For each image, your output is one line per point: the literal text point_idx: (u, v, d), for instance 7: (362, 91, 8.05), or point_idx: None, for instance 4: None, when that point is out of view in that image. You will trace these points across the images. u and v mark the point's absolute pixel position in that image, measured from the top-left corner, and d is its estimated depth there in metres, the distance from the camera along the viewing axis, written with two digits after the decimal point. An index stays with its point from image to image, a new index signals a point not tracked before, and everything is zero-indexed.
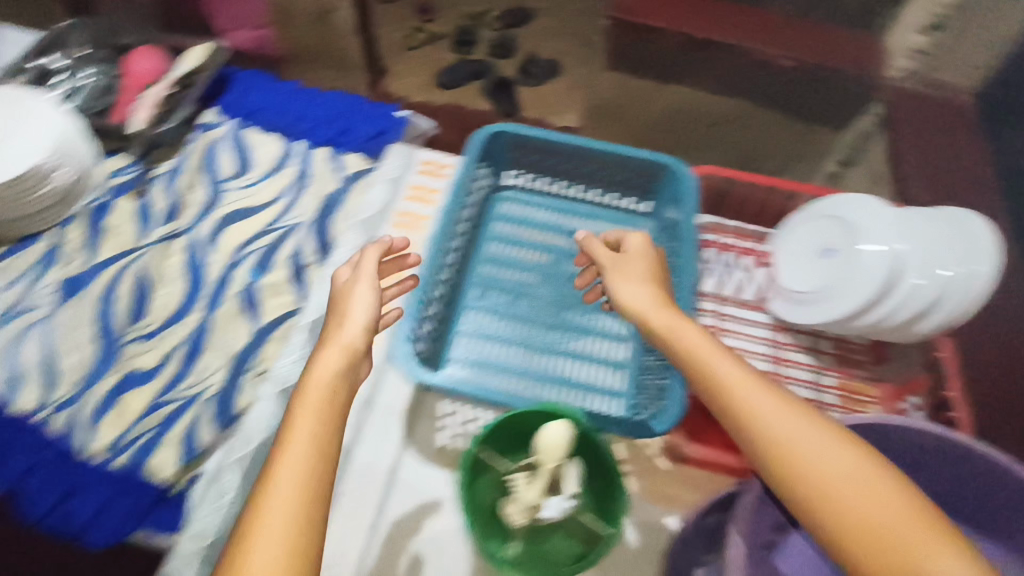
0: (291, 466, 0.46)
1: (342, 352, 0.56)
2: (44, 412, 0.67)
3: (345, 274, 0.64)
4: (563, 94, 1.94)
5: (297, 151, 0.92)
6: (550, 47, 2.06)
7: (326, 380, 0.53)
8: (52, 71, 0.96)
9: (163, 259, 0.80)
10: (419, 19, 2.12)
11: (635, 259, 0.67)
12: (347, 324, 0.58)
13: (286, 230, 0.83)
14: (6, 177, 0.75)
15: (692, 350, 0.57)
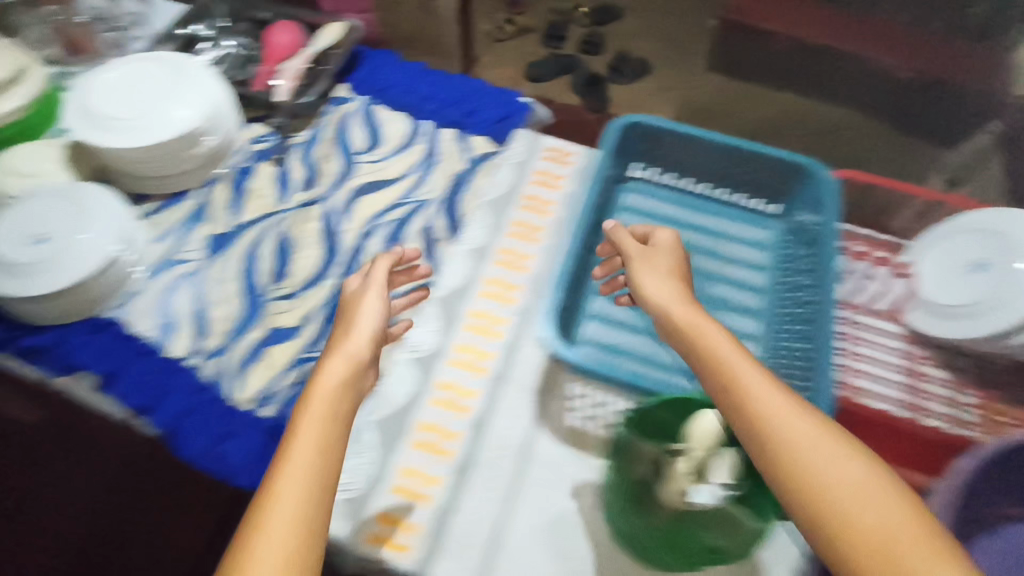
0: (293, 476, 0.48)
1: (348, 362, 0.57)
2: (196, 359, 0.71)
3: (355, 283, 0.65)
4: (651, 95, 1.92)
5: (425, 131, 0.94)
6: (638, 48, 2.03)
7: (334, 387, 0.54)
8: (197, 38, 1.01)
9: (302, 224, 0.83)
10: (508, 11, 2.12)
11: (656, 265, 0.65)
12: (354, 334, 0.60)
13: (416, 206, 0.85)
14: (162, 136, 0.79)
15: (712, 353, 0.55)
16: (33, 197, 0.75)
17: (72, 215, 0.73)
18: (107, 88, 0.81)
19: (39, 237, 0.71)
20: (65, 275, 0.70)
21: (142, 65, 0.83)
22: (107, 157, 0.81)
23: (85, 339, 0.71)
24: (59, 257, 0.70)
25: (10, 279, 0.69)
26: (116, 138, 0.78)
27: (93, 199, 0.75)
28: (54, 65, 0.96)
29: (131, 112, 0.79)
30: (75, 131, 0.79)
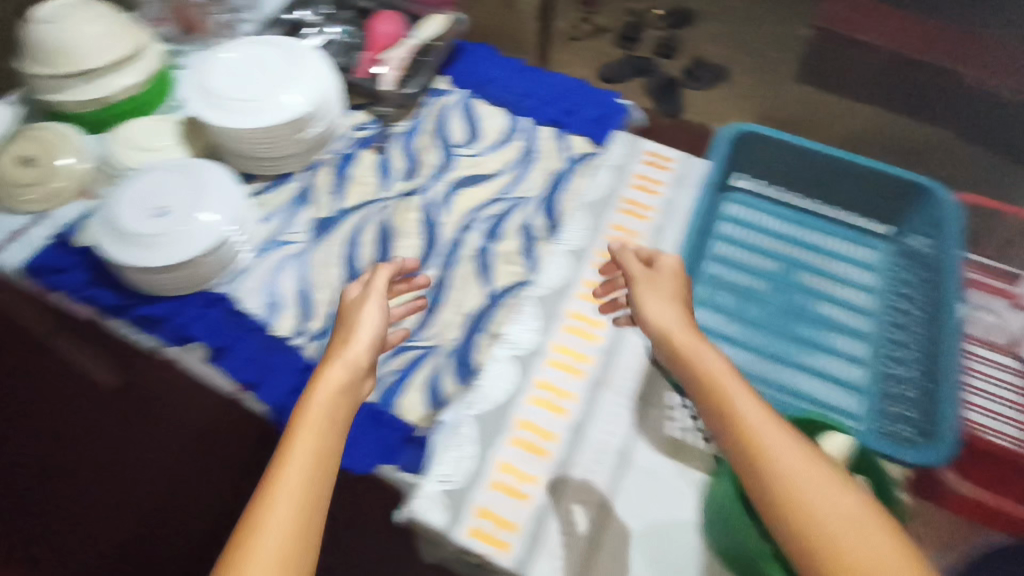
0: (292, 476, 0.50)
1: (347, 368, 0.58)
2: (302, 339, 0.73)
3: (355, 290, 0.66)
4: (730, 103, 1.78)
5: (524, 127, 0.94)
6: (715, 52, 1.94)
7: (334, 395, 0.56)
8: (303, 24, 1.03)
9: (403, 213, 0.83)
10: (581, 9, 2.07)
11: (662, 287, 0.63)
12: (354, 340, 0.60)
13: (515, 203, 0.85)
14: (277, 121, 0.81)
15: (715, 382, 0.53)
16: (156, 170, 0.78)
17: (190, 190, 0.76)
18: (225, 69, 0.83)
19: (160, 211, 0.73)
20: (183, 250, 0.72)
21: (259, 49, 0.85)
22: (221, 136, 0.83)
23: (197, 313, 0.73)
24: (178, 231, 0.72)
25: (134, 249, 0.72)
26: (232, 119, 0.80)
27: (210, 177, 0.77)
28: (168, 43, 0.99)
29: (248, 94, 0.81)
30: (193, 108, 0.82)
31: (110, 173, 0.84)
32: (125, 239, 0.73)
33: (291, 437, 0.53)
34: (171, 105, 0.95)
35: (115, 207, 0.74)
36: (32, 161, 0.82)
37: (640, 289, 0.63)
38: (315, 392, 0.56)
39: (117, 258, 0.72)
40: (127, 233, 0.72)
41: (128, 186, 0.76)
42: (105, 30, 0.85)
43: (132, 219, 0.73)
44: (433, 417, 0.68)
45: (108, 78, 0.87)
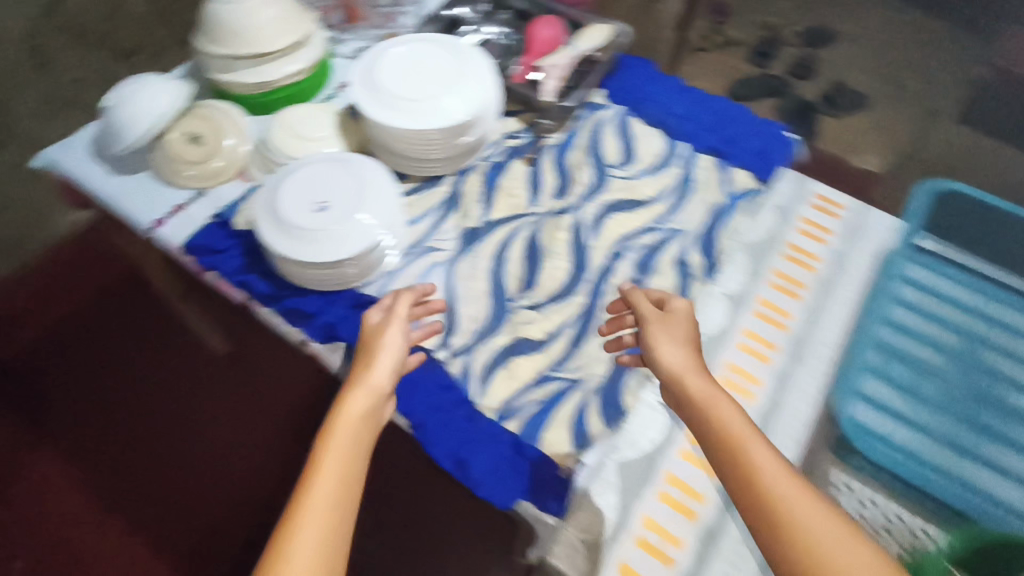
0: (319, 492, 0.52)
1: (368, 393, 0.59)
2: (443, 352, 0.71)
3: (377, 317, 0.65)
4: (867, 133, 1.68)
5: (681, 152, 0.89)
6: (853, 78, 1.80)
7: (354, 417, 0.57)
8: (460, 21, 1.01)
9: (553, 232, 0.80)
10: (710, 18, 1.93)
11: (672, 329, 0.62)
12: (376, 367, 0.61)
13: (669, 235, 0.80)
14: (437, 125, 0.78)
15: (729, 431, 0.53)
16: (314, 160, 0.77)
17: (349, 186, 0.75)
18: (393, 65, 0.82)
19: (320, 205, 0.73)
20: (337, 249, 0.71)
21: (427, 48, 0.83)
22: (378, 130, 0.82)
23: (346, 314, 0.74)
24: (335, 227, 0.72)
25: (291, 240, 0.72)
26: (395, 117, 0.79)
27: (367, 173, 0.76)
28: (329, 31, 1.00)
29: (413, 94, 0.79)
30: (357, 101, 0.81)
31: (268, 158, 0.84)
32: (283, 229, 0.72)
33: (316, 462, 0.54)
34: (328, 92, 0.95)
35: (276, 194, 0.74)
36: (198, 138, 0.83)
37: (652, 333, 0.62)
38: (338, 420, 0.57)
39: (273, 247, 0.72)
40: (285, 223, 0.72)
41: (289, 174, 0.75)
42: (279, 14, 0.85)
43: (292, 209, 0.72)
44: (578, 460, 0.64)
45: (275, 63, 0.88)
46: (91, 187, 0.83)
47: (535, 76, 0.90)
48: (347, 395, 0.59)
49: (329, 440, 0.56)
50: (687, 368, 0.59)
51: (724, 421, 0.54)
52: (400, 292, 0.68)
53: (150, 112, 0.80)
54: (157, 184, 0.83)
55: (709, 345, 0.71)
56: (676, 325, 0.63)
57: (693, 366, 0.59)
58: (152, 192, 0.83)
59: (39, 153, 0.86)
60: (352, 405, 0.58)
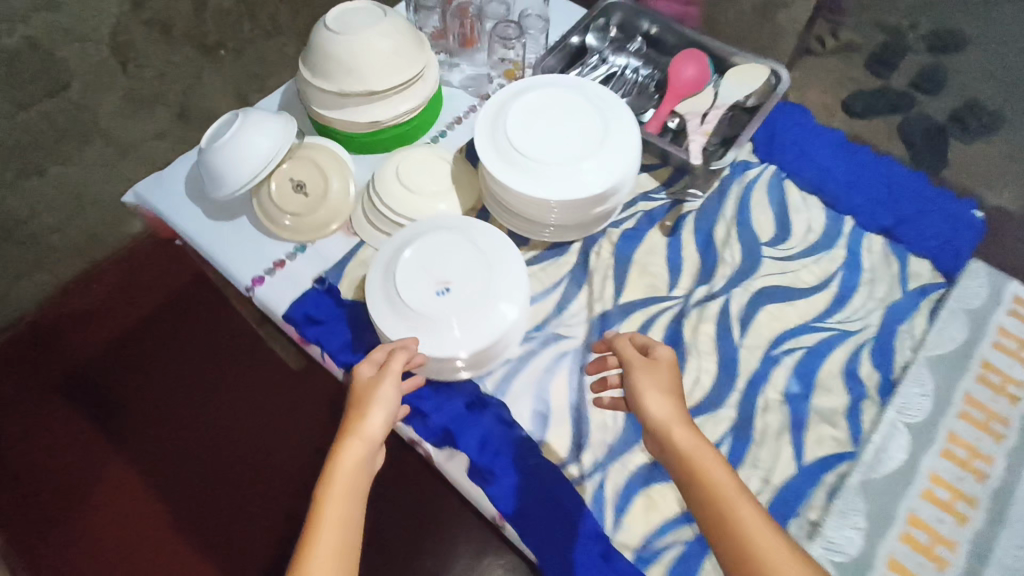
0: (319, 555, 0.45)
1: (362, 444, 0.52)
2: (574, 468, 0.62)
3: (369, 368, 0.58)
4: (998, 166, 1.40)
5: (845, 230, 0.77)
6: (988, 94, 1.51)
7: (353, 471, 0.50)
8: (585, 49, 0.89)
9: (698, 324, 0.70)
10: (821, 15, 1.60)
11: (650, 375, 0.54)
12: (372, 416, 0.54)
13: (834, 335, 0.69)
14: (574, 197, 0.67)
15: (719, 497, 0.46)
16: (434, 226, 0.68)
17: (476, 264, 0.65)
18: (527, 114, 0.71)
19: (443, 286, 0.64)
20: (456, 345, 0.62)
21: (567, 96, 0.72)
22: (503, 191, 0.71)
23: (460, 414, 0.63)
24: (460, 316, 0.63)
25: (409, 326, 0.63)
26: (528, 178, 0.68)
27: (495, 247, 0.66)
28: (440, 55, 0.88)
29: (551, 153, 0.69)
30: (484, 155, 0.70)
31: (376, 211, 0.75)
32: (400, 312, 0.63)
33: (316, 519, 0.47)
34: (438, 131, 0.84)
35: (394, 268, 0.65)
36: (302, 185, 0.74)
37: (643, 383, 0.53)
38: (333, 474, 0.50)
39: (388, 332, 0.63)
40: (404, 305, 0.63)
41: (408, 244, 0.66)
42: (396, 46, 0.75)
43: (412, 290, 0.64)
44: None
45: (386, 101, 0.77)
46: (191, 237, 0.76)
47: (672, 123, 0.83)
48: (342, 446, 0.52)
49: (323, 499, 0.48)
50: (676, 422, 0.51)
51: (713, 487, 0.46)
52: (395, 347, 0.60)
53: (255, 150, 0.72)
54: (256, 235, 0.76)
55: (890, 487, 0.61)
56: (663, 372, 0.54)
57: (679, 419, 0.51)
58: (252, 246, 0.75)
59: (132, 190, 0.79)
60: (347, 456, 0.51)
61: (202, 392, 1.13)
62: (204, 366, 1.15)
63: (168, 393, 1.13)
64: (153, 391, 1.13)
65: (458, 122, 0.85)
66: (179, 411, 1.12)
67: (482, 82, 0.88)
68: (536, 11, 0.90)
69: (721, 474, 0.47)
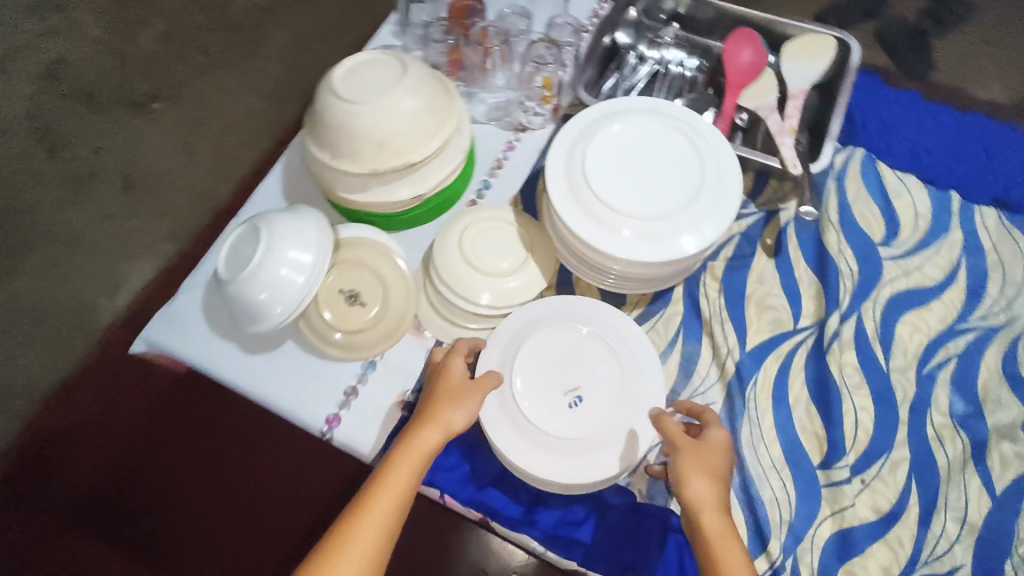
0: (372, 522, 0.45)
1: (439, 432, 0.50)
2: (763, 558, 0.56)
3: (458, 360, 0.54)
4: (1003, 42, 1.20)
5: (954, 208, 0.69)
6: None
7: (423, 457, 0.49)
8: (619, 48, 0.78)
9: (840, 357, 0.63)
10: None
11: (695, 456, 0.47)
12: (457, 407, 0.51)
13: (983, 335, 0.64)
14: (681, 256, 0.56)
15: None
16: (548, 318, 0.58)
17: (604, 360, 0.56)
18: (612, 155, 0.60)
19: (574, 397, 0.54)
20: (597, 466, 0.52)
21: (653, 125, 0.61)
22: (593, 255, 0.59)
23: (623, 533, 0.56)
24: (597, 430, 0.53)
25: (537, 449, 0.53)
26: (625, 233, 0.57)
27: (622, 340, 0.57)
28: (459, 86, 0.75)
29: (648, 198, 0.58)
30: (568, 210, 0.58)
31: (446, 303, 0.64)
32: (523, 432, 0.53)
33: (378, 482, 0.47)
34: (480, 182, 0.71)
35: (510, 376, 0.54)
36: (355, 295, 0.62)
37: (685, 465, 0.47)
38: (406, 454, 0.48)
39: (511, 457, 0.52)
40: (530, 427, 0.53)
41: (524, 344, 0.56)
42: (428, 103, 0.61)
43: (537, 403, 0.54)
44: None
45: (429, 169, 0.64)
46: (231, 381, 0.63)
47: (740, 120, 0.73)
48: (420, 426, 0.50)
49: (388, 476, 0.47)
50: (711, 508, 0.46)
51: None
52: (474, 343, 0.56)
53: (299, 269, 0.58)
54: (310, 361, 0.63)
55: None
56: (713, 454, 0.48)
57: (718, 504, 0.46)
58: (310, 379, 0.62)
59: (140, 337, 0.65)
60: (424, 442, 0.49)
61: (243, 520, 0.89)
62: (230, 484, 0.90)
63: (208, 520, 0.88)
64: (195, 513, 0.89)
65: (498, 168, 0.72)
66: (214, 540, 0.88)
67: (512, 110, 0.75)
68: (565, 17, 0.77)
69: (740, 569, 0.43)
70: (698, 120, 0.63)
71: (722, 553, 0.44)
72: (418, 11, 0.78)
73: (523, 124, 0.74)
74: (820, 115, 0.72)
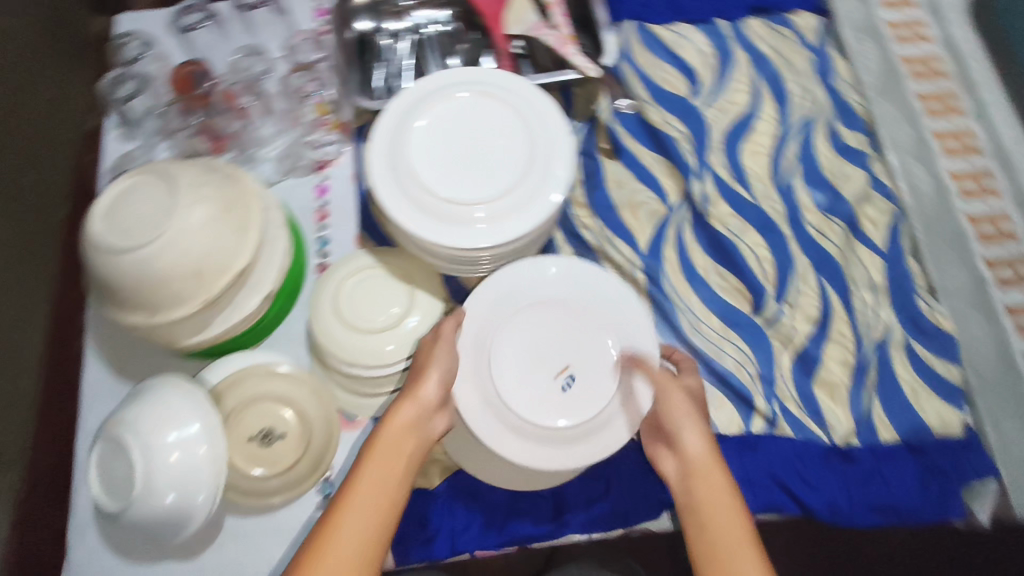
0: (362, 501, 0.44)
1: (415, 402, 0.49)
2: (757, 418, 0.59)
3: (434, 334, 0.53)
4: None
5: (727, 32, 0.74)
6: None
7: (404, 427, 0.48)
8: (365, 37, 0.71)
9: (716, 212, 0.66)
10: None
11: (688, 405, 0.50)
12: (428, 376, 0.50)
13: (806, 128, 0.70)
14: (546, 213, 0.55)
15: (718, 495, 0.45)
16: (508, 295, 0.55)
17: (582, 329, 0.53)
18: (435, 150, 0.56)
19: (566, 377, 0.52)
20: (604, 441, 0.51)
21: (456, 98, 0.58)
22: (467, 260, 0.56)
23: (642, 474, 0.57)
24: (600, 405, 0.51)
25: (543, 446, 0.51)
26: (482, 219, 0.55)
27: (604, 307, 0.54)
28: (229, 155, 0.66)
29: (488, 177, 0.56)
30: (421, 224, 0.54)
31: (360, 380, 0.58)
32: (517, 429, 0.51)
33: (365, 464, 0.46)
34: (316, 242, 0.65)
35: (487, 370, 0.52)
36: (269, 432, 0.54)
37: (672, 392, 0.51)
38: (390, 427, 0.47)
39: (510, 456, 0.50)
40: (528, 424, 0.51)
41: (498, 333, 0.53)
42: (221, 202, 0.54)
43: (530, 395, 0.51)
44: (966, 413, 0.59)
45: (267, 261, 0.57)
46: None
47: (518, 48, 0.71)
48: (401, 403, 0.49)
49: (374, 457, 0.46)
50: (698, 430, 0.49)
51: (713, 487, 0.46)
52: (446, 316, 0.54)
53: (193, 443, 0.49)
54: (261, 520, 0.56)
55: (934, 211, 0.67)
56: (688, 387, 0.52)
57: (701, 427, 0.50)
58: (273, 538, 0.55)
59: None
60: (406, 416, 0.48)
61: None
62: None
63: None
64: None
65: (325, 218, 0.66)
66: None
67: (300, 152, 0.68)
68: (303, 33, 0.71)
69: (723, 499, 0.45)
70: (487, 71, 0.60)
71: (702, 485, 0.46)
72: (139, 104, 0.66)
73: (320, 159, 0.67)
74: (582, 7, 0.71)
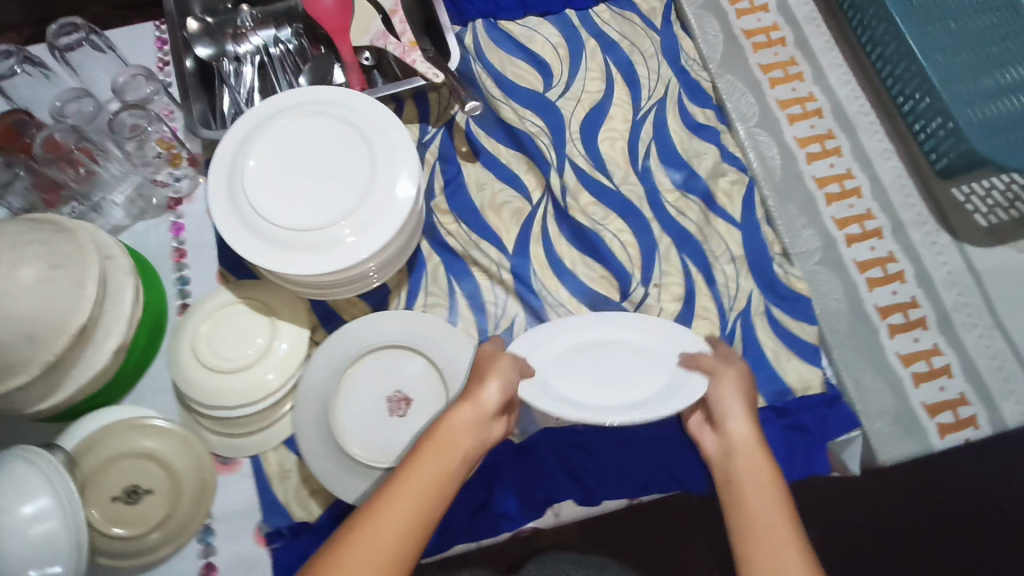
0: (405, 495, 0.37)
1: (470, 403, 0.44)
2: None
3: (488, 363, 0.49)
4: None
5: (575, 22, 0.74)
6: None
7: (461, 426, 0.42)
8: (204, 64, 0.68)
9: (577, 203, 0.67)
10: None
11: (750, 397, 0.47)
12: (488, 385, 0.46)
13: (657, 110, 0.71)
14: (404, 213, 0.54)
15: (768, 469, 0.42)
16: None
17: None
18: (276, 183, 0.55)
19: None
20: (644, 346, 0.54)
21: (278, 127, 0.57)
22: (342, 279, 0.56)
23: (524, 473, 0.58)
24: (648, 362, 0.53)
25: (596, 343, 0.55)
26: (351, 234, 0.54)
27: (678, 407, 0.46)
28: (70, 207, 0.63)
29: (336, 195, 0.55)
30: (287, 260, 0.53)
31: (231, 420, 0.57)
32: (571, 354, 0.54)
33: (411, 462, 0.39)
34: (176, 284, 0.63)
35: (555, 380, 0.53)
36: (133, 487, 0.53)
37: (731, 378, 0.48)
38: (444, 427, 0.42)
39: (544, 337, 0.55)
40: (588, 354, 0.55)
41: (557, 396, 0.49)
42: (49, 258, 0.51)
43: None
44: (826, 370, 0.63)
45: (110, 313, 0.55)
46: None
47: (366, 60, 0.70)
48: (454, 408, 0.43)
49: (418, 459, 0.39)
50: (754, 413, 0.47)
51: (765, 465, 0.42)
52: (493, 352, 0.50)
53: (47, 514, 0.47)
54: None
55: (788, 175, 0.69)
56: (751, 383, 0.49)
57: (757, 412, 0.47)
58: None
59: None
60: (461, 419, 0.42)
61: None
62: None
63: None
64: None
65: (183, 257, 0.64)
66: None
67: (149, 192, 0.66)
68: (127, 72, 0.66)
69: (768, 488, 0.40)
70: (297, 93, 0.59)
71: (747, 472, 0.42)
72: None
73: (175, 196, 0.66)
74: (425, 12, 0.70)
